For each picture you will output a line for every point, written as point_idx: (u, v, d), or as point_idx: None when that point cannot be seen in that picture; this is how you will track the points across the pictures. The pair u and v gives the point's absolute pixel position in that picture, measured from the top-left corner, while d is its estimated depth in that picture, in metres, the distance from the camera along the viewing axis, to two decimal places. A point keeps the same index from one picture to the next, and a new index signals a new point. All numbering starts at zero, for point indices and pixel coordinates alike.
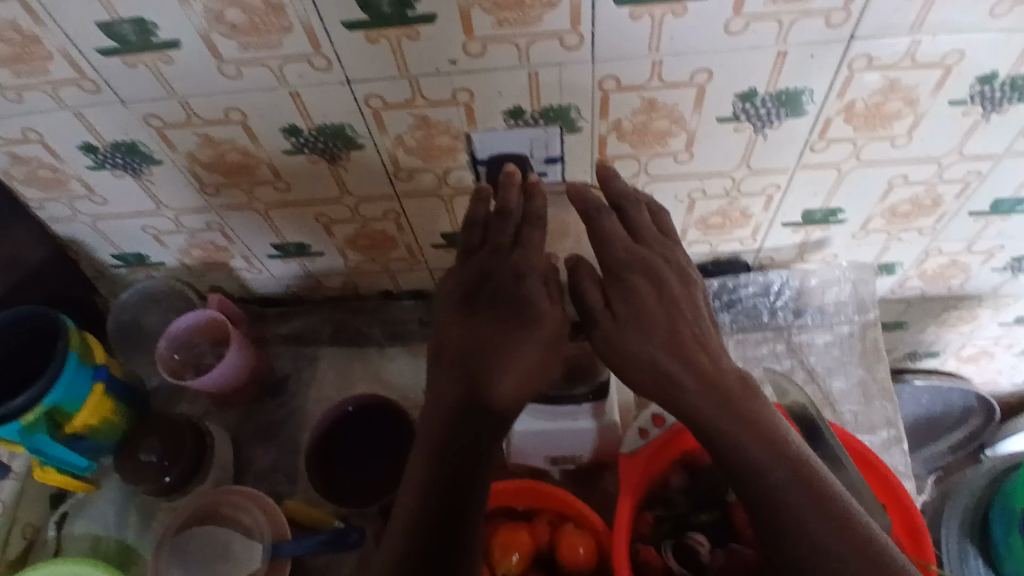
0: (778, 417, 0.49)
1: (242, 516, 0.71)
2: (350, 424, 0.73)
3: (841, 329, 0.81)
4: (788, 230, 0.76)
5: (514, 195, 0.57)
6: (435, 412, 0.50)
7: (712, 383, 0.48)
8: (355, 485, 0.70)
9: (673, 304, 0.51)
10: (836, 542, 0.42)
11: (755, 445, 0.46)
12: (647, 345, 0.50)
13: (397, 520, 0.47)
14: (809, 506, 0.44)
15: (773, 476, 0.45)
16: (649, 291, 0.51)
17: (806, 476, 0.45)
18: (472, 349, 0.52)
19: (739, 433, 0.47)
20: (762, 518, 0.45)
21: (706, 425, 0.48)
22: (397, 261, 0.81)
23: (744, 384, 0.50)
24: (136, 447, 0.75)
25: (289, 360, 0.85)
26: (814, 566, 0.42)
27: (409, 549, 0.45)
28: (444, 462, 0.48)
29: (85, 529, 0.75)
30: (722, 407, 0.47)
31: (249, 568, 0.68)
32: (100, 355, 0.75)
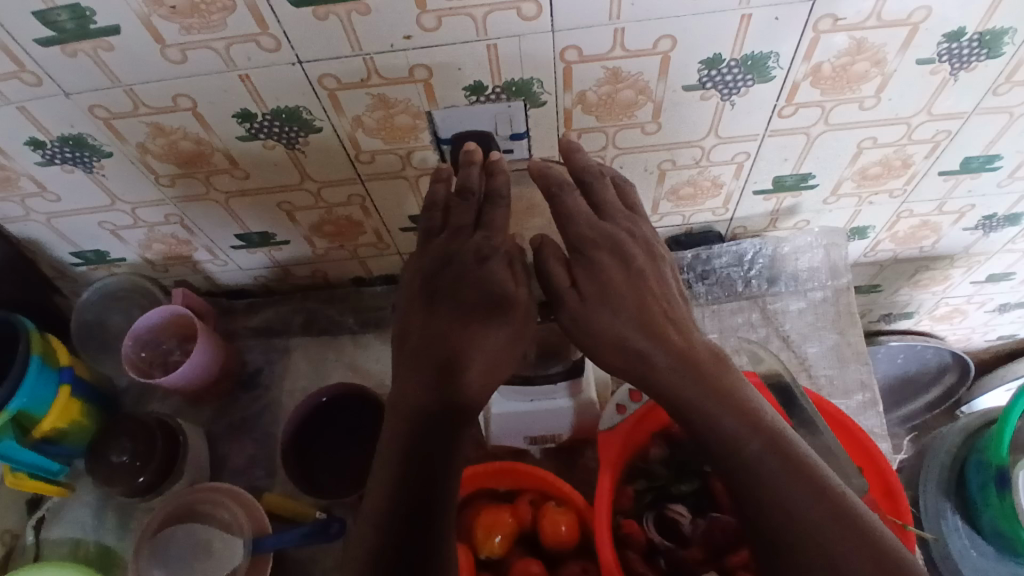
0: (750, 388, 0.49)
1: (220, 512, 0.70)
2: (323, 415, 0.72)
3: (814, 295, 0.81)
4: (759, 198, 0.75)
5: (476, 175, 0.55)
6: (401, 406, 0.50)
7: (683, 357, 0.48)
8: (334, 477, 0.69)
9: (641, 280, 0.50)
10: (813, 510, 0.42)
11: (727, 416, 0.46)
12: (615, 323, 0.49)
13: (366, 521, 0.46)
14: (785, 474, 0.43)
15: (748, 448, 0.45)
16: (616, 267, 0.51)
17: (781, 444, 0.45)
18: (434, 338, 0.51)
19: (711, 405, 0.46)
20: (739, 488, 0.45)
21: (680, 399, 0.47)
22: (366, 245, 0.79)
23: (715, 357, 0.49)
24: (106, 449, 0.73)
25: (261, 352, 0.83)
26: (793, 534, 0.42)
27: (379, 549, 0.44)
28: (411, 458, 0.47)
29: (61, 534, 0.73)
30: (694, 380, 0.47)
31: (231, 565, 0.67)
32: (64, 356, 0.72)
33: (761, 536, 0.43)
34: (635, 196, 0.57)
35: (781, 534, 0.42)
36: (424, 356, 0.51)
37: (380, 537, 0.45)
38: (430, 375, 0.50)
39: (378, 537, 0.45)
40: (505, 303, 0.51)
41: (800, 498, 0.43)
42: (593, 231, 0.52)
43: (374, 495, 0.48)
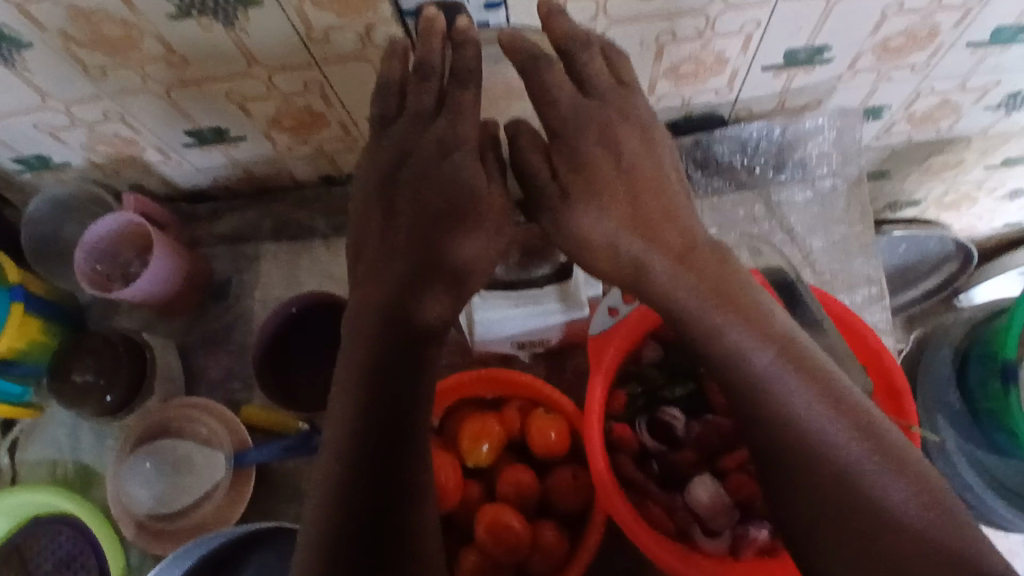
0: (756, 291, 0.47)
1: (198, 427, 0.68)
2: (296, 328, 0.67)
3: (823, 183, 0.75)
4: (768, 76, 0.67)
5: (436, 47, 0.48)
6: (373, 319, 0.48)
7: (686, 263, 0.47)
8: (313, 388, 0.66)
9: (634, 164, 0.49)
10: (825, 421, 0.42)
11: (733, 325, 0.45)
12: (608, 221, 0.48)
13: (335, 429, 0.45)
14: (797, 383, 0.43)
15: (756, 359, 0.44)
16: (600, 152, 0.49)
17: (791, 352, 0.44)
18: (416, 249, 0.51)
19: (717, 315, 0.46)
20: (746, 399, 0.45)
21: (685, 309, 0.47)
22: (331, 140, 0.71)
23: (720, 261, 0.48)
24: (68, 368, 0.69)
25: (229, 261, 0.78)
26: (806, 443, 0.42)
27: (352, 457, 0.43)
28: (387, 371, 0.46)
29: (39, 455, 0.71)
30: (695, 290, 0.47)
31: (214, 480, 0.66)
32: (13, 273, 0.66)
33: (766, 446, 0.44)
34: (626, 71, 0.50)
35: (793, 443, 0.43)
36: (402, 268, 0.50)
37: (353, 446, 0.43)
38: (409, 289, 0.49)
39: (349, 446, 0.43)
40: (476, 204, 0.51)
41: (810, 407, 0.42)
42: (575, 113, 0.48)
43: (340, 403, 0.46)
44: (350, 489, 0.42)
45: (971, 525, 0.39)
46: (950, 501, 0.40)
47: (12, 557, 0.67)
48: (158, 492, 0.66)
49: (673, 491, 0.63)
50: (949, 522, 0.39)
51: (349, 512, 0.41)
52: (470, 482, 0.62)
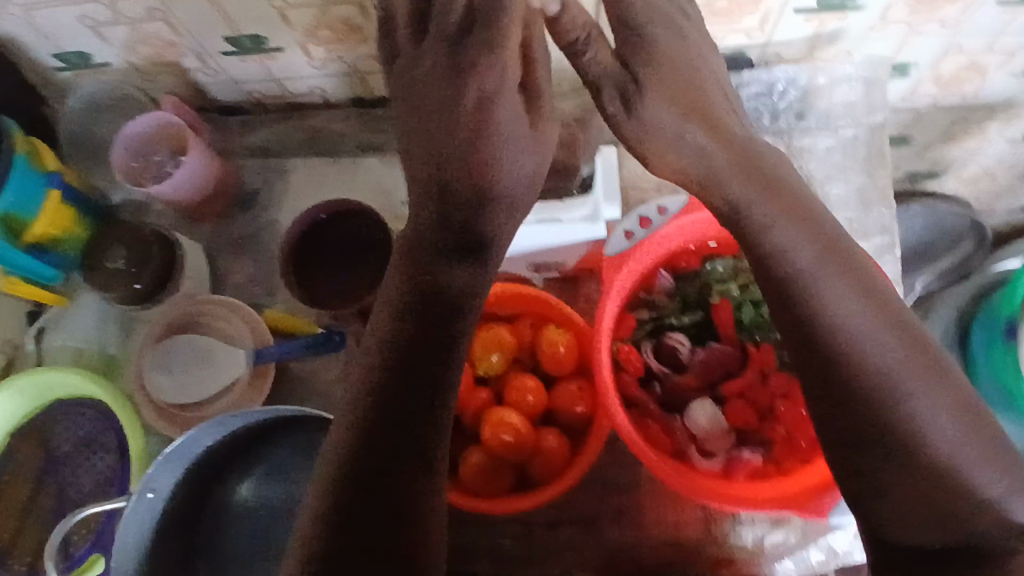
0: (810, 202, 0.53)
1: (223, 324, 0.71)
2: (320, 233, 0.70)
3: (846, 132, 0.76)
4: (801, 19, 0.67)
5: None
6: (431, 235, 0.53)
7: (745, 174, 0.53)
8: (333, 289, 0.68)
9: (694, 82, 0.56)
10: (865, 327, 0.48)
11: (784, 223, 0.51)
12: (681, 131, 0.55)
13: (397, 325, 0.52)
14: (844, 291, 0.49)
15: (801, 259, 0.50)
16: (667, 57, 0.56)
17: (832, 258, 0.50)
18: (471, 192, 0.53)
19: (777, 225, 0.51)
20: (792, 302, 0.50)
21: (739, 212, 0.52)
22: (365, 58, 0.72)
23: (770, 168, 0.54)
24: (102, 256, 0.73)
25: (257, 172, 0.80)
26: (848, 356, 0.48)
27: (393, 369, 0.50)
28: (419, 305, 0.52)
29: (65, 341, 0.74)
30: (761, 193, 0.52)
31: (233, 375, 0.69)
32: (51, 160, 0.69)
33: (808, 348, 0.50)
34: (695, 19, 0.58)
35: (835, 358, 0.48)
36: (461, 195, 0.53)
37: (390, 364, 0.50)
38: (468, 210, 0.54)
39: (402, 341, 0.51)
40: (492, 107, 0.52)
41: (857, 323, 0.48)
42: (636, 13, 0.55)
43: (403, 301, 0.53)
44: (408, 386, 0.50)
45: (997, 438, 0.47)
46: (984, 423, 0.48)
47: (36, 434, 0.70)
48: (181, 381, 0.69)
49: (672, 413, 0.65)
50: (983, 449, 0.47)
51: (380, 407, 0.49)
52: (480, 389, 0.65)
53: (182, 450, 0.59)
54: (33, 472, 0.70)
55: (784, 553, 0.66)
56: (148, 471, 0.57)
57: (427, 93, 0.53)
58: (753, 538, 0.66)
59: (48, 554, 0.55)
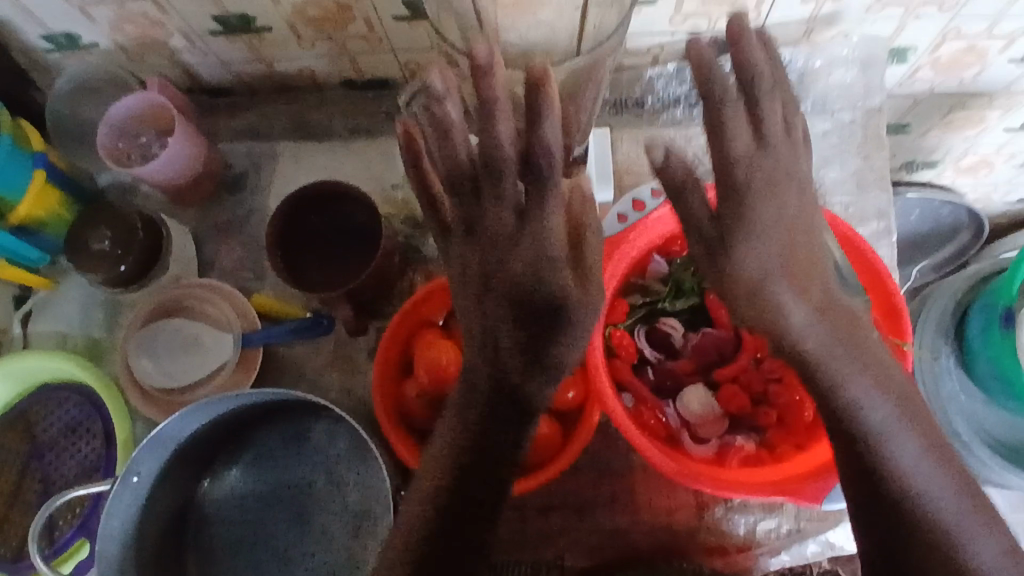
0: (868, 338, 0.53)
1: (208, 308, 0.69)
2: (306, 216, 0.68)
3: (842, 116, 0.75)
4: (798, 0, 0.66)
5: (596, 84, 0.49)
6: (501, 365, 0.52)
7: (834, 318, 0.53)
8: (325, 274, 0.67)
9: (807, 238, 0.53)
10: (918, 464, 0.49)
11: (844, 366, 0.52)
12: (783, 290, 0.52)
13: (447, 450, 0.50)
14: (905, 436, 0.50)
15: (863, 409, 0.50)
16: (776, 215, 0.52)
17: (909, 409, 0.51)
18: (539, 310, 0.52)
19: (849, 370, 0.52)
20: (860, 450, 0.50)
21: (816, 358, 0.52)
22: (355, 39, 0.71)
23: (849, 316, 0.54)
24: (83, 237, 0.72)
25: (245, 155, 0.78)
26: (912, 496, 0.48)
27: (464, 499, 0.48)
28: (495, 430, 0.51)
29: (51, 327, 0.73)
30: (829, 329, 0.52)
31: (222, 358, 0.68)
32: (37, 141, 0.68)
33: (869, 481, 0.49)
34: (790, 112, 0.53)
35: (896, 492, 0.48)
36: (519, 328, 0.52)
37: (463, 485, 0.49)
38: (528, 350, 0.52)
39: (460, 458, 0.49)
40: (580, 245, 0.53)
41: (921, 466, 0.48)
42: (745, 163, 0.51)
43: (456, 424, 0.51)
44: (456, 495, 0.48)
45: None
46: None
47: (21, 421, 0.69)
48: (167, 366, 0.68)
49: (666, 398, 0.65)
50: None
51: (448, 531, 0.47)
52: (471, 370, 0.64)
53: (166, 435, 0.58)
54: (18, 458, 0.69)
55: (777, 539, 0.66)
56: (133, 455, 0.56)
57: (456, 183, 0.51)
58: (746, 528, 0.66)
59: (32, 538, 0.54)
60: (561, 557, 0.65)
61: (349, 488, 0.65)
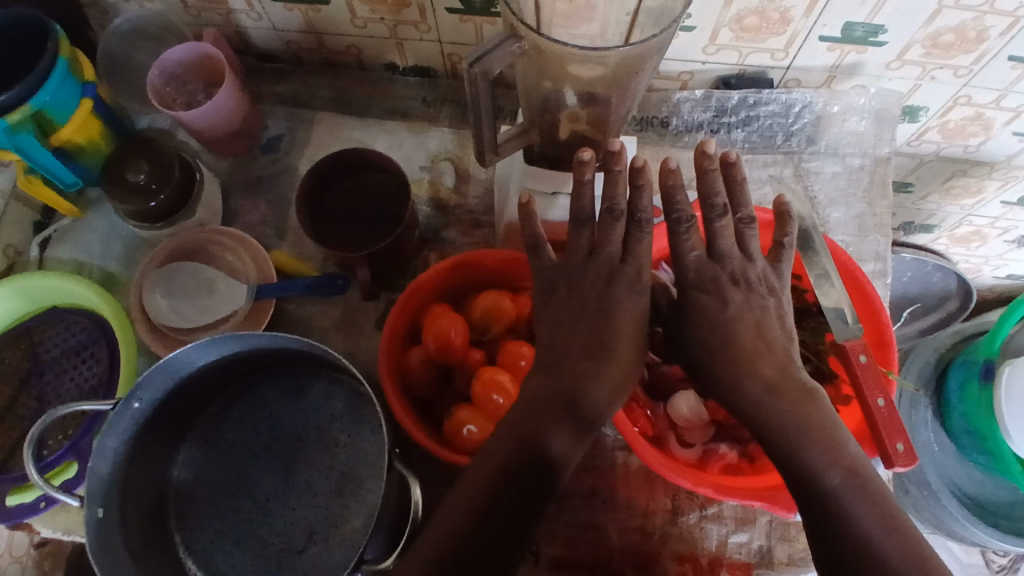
0: (842, 426, 0.53)
1: (227, 256, 0.72)
2: (336, 177, 0.72)
3: (852, 160, 0.80)
4: (824, 46, 0.71)
5: (621, 187, 0.56)
6: (523, 419, 0.52)
7: (801, 409, 0.53)
8: (346, 240, 0.69)
9: (766, 333, 0.55)
10: (885, 543, 0.48)
11: (814, 450, 0.51)
12: (741, 381, 0.54)
13: (474, 477, 0.50)
14: (871, 509, 0.49)
15: (830, 480, 0.50)
16: (724, 315, 0.55)
17: (860, 479, 0.50)
18: (564, 373, 0.54)
19: (823, 458, 0.51)
20: (820, 519, 0.50)
21: (778, 435, 0.53)
22: (406, 24, 0.73)
23: (809, 396, 0.54)
24: (122, 169, 0.74)
25: (283, 119, 0.81)
26: (864, 555, 0.47)
27: (471, 546, 0.47)
28: (513, 483, 0.49)
29: (69, 254, 0.76)
30: (796, 410, 0.53)
31: (234, 308, 0.70)
32: (89, 72, 0.70)
33: (827, 540, 0.49)
34: (775, 244, 0.59)
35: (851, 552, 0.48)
36: (543, 375, 0.55)
37: (468, 528, 0.47)
38: (544, 401, 0.53)
39: (470, 502, 0.49)
40: (614, 313, 0.55)
41: (881, 532, 0.48)
42: (697, 273, 0.56)
43: (478, 467, 0.50)
44: (477, 544, 0.47)
45: None
46: None
47: (25, 338, 0.72)
48: (179, 307, 0.70)
49: (658, 401, 0.67)
50: None
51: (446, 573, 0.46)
52: (475, 348, 0.66)
53: (173, 363, 0.59)
54: (16, 375, 0.70)
55: (748, 555, 0.66)
56: (139, 378, 0.57)
57: (532, 235, 0.59)
58: (717, 540, 0.67)
59: (28, 444, 0.53)
60: (535, 543, 0.66)
61: (338, 449, 0.65)
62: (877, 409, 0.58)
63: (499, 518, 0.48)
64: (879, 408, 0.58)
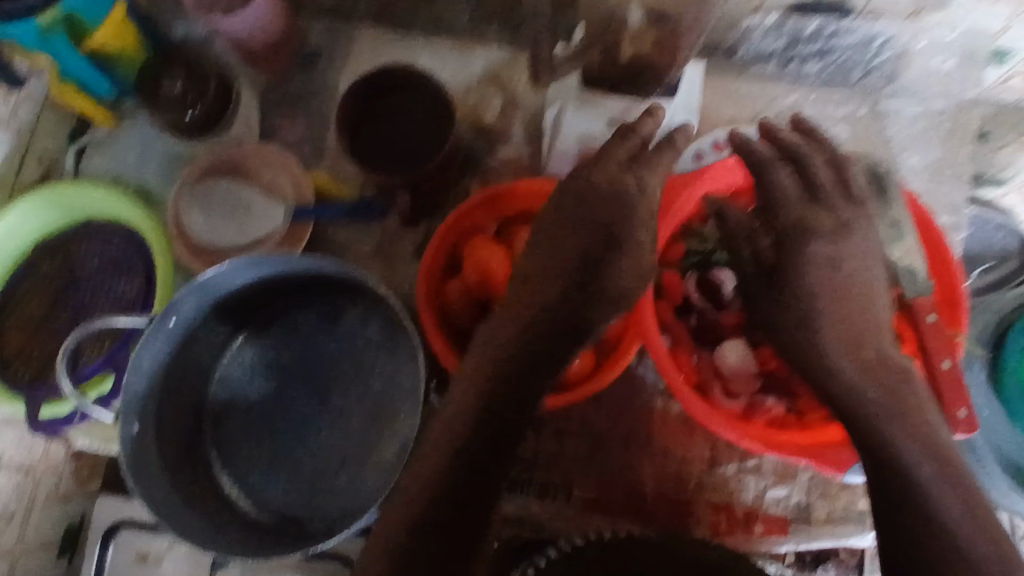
0: (930, 407, 0.52)
1: (265, 174, 0.70)
2: (376, 97, 0.68)
3: (934, 104, 0.74)
4: None
5: None
6: (525, 315, 0.55)
7: (893, 389, 0.52)
8: (386, 166, 0.66)
9: (856, 298, 0.56)
10: (960, 526, 0.46)
11: (896, 425, 0.51)
12: (836, 360, 0.55)
13: (480, 365, 0.54)
14: (950, 492, 0.48)
15: (918, 464, 0.49)
16: (826, 281, 0.56)
17: (947, 466, 0.49)
18: (570, 273, 0.56)
19: (898, 427, 0.51)
20: (891, 493, 0.49)
21: (859, 404, 0.53)
22: None
23: (905, 374, 0.53)
24: (158, 78, 0.72)
25: (324, 32, 0.76)
26: (939, 539, 0.46)
27: (479, 435, 0.51)
28: (513, 373, 0.53)
29: (105, 166, 0.74)
30: (882, 390, 0.52)
31: (272, 228, 0.68)
32: None
33: (895, 515, 0.48)
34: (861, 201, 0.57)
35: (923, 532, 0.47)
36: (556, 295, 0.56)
37: (476, 415, 0.51)
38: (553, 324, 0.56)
39: (480, 392, 0.52)
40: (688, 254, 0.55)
41: (960, 519, 0.47)
42: None
43: (458, 403, 0.53)
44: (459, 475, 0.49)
45: None
46: None
47: (61, 250, 0.71)
48: (217, 225, 0.68)
49: (706, 347, 0.65)
50: None
51: (459, 463, 0.50)
52: None
53: (211, 284, 0.57)
54: (52, 287, 0.70)
55: (785, 510, 0.65)
56: (177, 295, 0.55)
57: None
58: (755, 493, 0.65)
59: (63, 357, 0.53)
60: (568, 483, 0.66)
61: (373, 376, 0.64)
62: (940, 371, 0.55)
63: (505, 405, 0.52)
64: (943, 370, 0.55)
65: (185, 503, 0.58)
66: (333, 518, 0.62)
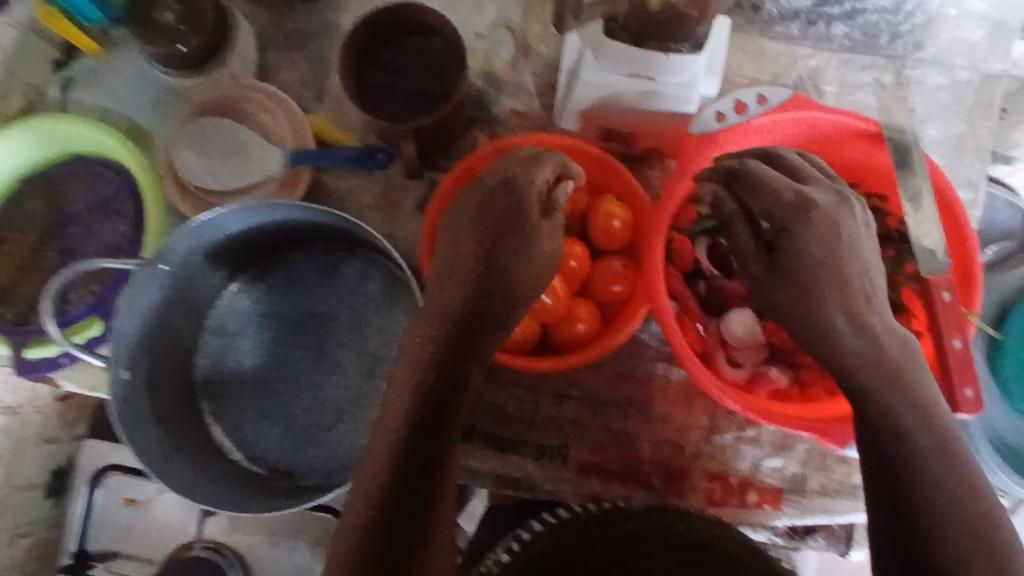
0: (934, 387, 0.46)
1: (262, 116, 0.66)
2: (381, 36, 0.64)
3: (961, 74, 0.71)
4: None
5: None
6: (450, 310, 0.48)
7: (900, 363, 0.46)
8: (394, 112, 0.64)
9: (846, 270, 0.49)
10: (974, 514, 0.41)
11: (906, 409, 0.45)
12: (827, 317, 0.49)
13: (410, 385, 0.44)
14: (964, 479, 0.42)
15: (921, 441, 0.43)
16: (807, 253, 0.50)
17: (955, 448, 0.44)
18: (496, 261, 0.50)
19: (903, 398, 0.45)
20: (898, 476, 0.43)
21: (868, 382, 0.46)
22: None
23: (906, 349, 0.47)
24: (150, 8, 0.67)
25: None
26: (946, 523, 0.41)
27: (409, 446, 0.42)
28: (443, 372, 0.45)
29: (94, 100, 0.70)
30: (886, 373, 0.46)
31: (268, 172, 0.65)
32: None
33: (898, 500, 0.43)
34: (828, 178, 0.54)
35: (929, 517, 0.42)
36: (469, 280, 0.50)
37: (403, 429, 0.42)
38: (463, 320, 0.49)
39: (411, 406, 0.43)
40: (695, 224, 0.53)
41: (971, 503, 0.42)
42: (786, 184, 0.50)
43: (388, 410, 0.44)
44: (408, 462, 0.41)
45: None
46: None
47: (49, 187, 0.67)
48: (210, 167, 0.65)
49: (710, 317, 0.63)
50: None
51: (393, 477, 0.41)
52: None
53: (208, 227, 0.55)
54: (39, 225, 0.67)
55: (780, 480, 0.65)
56: (170, 240, 0.53)
57: None
58: (751, 463, 0.65)
59: (49, 299, 0.51)
60: (564, 446, 0.65)
61: (370, 332, 0.63)
62: (952, 351, 0.54)
63: (435, 408, 0.44)
64: (954, 350, 0.54)
65: (163, 451, 0.56)
66: (329, 470, 0.61)
